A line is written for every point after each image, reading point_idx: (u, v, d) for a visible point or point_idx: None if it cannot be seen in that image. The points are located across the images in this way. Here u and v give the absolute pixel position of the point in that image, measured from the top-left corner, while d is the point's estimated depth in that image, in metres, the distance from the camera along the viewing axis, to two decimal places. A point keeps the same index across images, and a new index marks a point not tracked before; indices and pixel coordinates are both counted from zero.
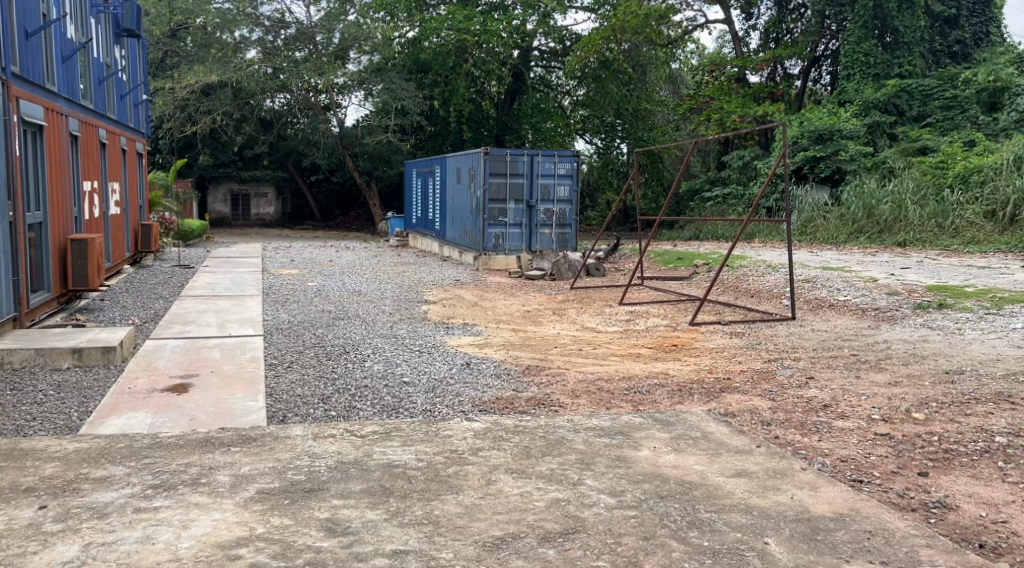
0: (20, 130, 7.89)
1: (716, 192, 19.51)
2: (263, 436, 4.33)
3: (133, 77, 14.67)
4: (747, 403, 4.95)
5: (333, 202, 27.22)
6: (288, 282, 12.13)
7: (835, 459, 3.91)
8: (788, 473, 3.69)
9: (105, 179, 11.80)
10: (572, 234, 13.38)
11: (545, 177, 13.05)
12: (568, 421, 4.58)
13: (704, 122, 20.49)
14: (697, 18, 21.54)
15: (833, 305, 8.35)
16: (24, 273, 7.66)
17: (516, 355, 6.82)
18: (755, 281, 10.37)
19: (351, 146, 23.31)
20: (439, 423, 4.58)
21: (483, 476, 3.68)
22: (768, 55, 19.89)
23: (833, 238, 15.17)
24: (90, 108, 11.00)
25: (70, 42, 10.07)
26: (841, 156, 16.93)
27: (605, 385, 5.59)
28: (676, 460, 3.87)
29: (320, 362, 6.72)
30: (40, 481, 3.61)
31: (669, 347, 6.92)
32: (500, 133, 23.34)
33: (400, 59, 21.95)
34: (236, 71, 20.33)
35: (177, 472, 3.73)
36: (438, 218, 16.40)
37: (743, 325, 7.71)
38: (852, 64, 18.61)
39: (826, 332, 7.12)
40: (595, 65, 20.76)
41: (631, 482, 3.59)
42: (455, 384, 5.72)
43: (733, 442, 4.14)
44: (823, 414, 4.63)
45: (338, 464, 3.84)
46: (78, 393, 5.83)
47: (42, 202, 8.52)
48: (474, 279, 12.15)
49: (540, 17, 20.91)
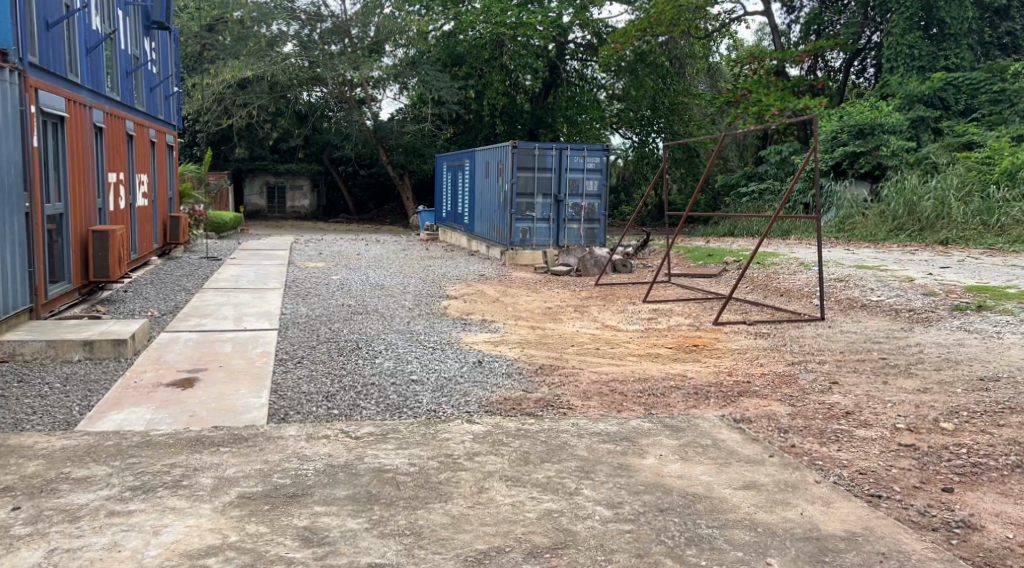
0: (39, 121, 7.85)
1: (752, 188, 19.10)
2: (255, 436, 4.19)
3: (163, 69, 14.71)
4: (765, 408, 4.71)
5: (367, 195, 27.20)
6: (312, 275, 12.06)
7: (853, 470, 3.66)
8: (800, 486, 3.46)
9: (132, 171, 11.81)
10: (601, 229, 13.13)
11: (574, 171, 12.79)
12: (573, 424, 4.37)
13: (743, 115, 20.08)
14: (736, 10, 21.13)
15: (866, 305, 8.00)
16: (41, 264, 7.61)
17: (531, 353, 6.62)
18: (786, 280, 10.02)
19: (385, 139, 23.23)
20: (439, 425, 4.40)
21: (476, 483, 3.50)
22: (808, 47, 19.32)
23: (872, 236, 14.78)
24: (117, 100, 11.00)
25: (95, 33, 10.07)
26: (882, 151, 16.38)
27: (619, 386, 5.37)
28: (682, 469, 3.65)
29: (331, 358, 6.58)
30: (19, 480, 3.51)
31: (690, 347, 6.67)
32: (534, 127, 23.07)
33: (435, 51, 21.76)
34: (272, 64, 20.18)
35: (160, 473, 3.60)
36: (467, 212, 16.23)
37: (770, 325, 7.43)
38: (896, 57, 18.13)
39: (856, 333, 6.82)
40: (632, 56, 20.52)
41: (630, 492, 3.38)
42: (463, 384, 5.54)
43: (745, 452, 3.90)
44: (844, 421, 4.38)
45: (327, 467, 3.69)
46: (85, 386, 5.76)
47: (63, 193, 8.50)
48: (499, 275, 11.96)
49: (577, 9, 20.77)
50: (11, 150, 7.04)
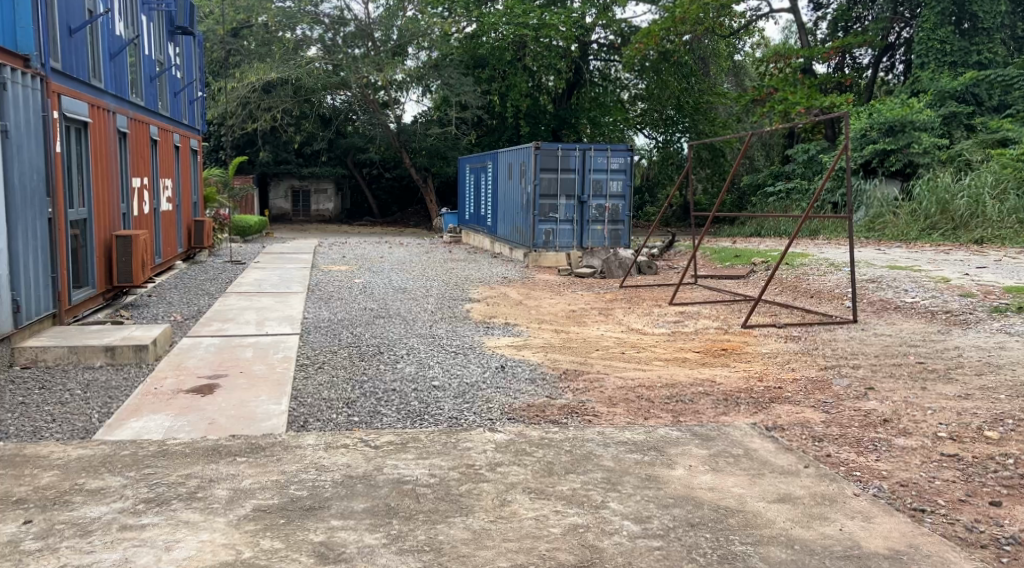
0: (62, 126, 7.83)
1: (779, 187, 18.78)
2: (273, 445, 4.09)
3: (188, 74, 14.75)
4: (798, 415, 4.55)
5: (392, 198, 27.20)
6: (335, 278, 12.00)
7: (894, 482, 3.49)
8: (838, 499, 3.30)
9: (156, 175, 11.82)
10: (626, 230, 12.95)
11: (597, 172, 12.63)
12: (598, 433, 4.23)
13: (769, 113, 19.72)
14: (762, 7, 20.84)
15: (900, 307, 7.78)
16: (65, 270, 7.57)
17: (554, 357, 6.49)
18: (817, 281, 9.81)
19: (408, 142, 23.18)
20: (461, 434, 4.28)
21: (498, 496, 3.38)
22: (836, 43, 18.94)
23: (903, 236, 14.43)
24: (140, 105, 11.00)
25: (119, 38, 10.08)
26: (914, 149, 16.00)
27: (646, 393, 5.22)
28: (712, 481, 3.50)
29: (353, 363, 6.49)
30: (33, 492, 3.44)
31: (718, 351, 6.49)
32: (557, 128, 22.89)
33: (458, 54, 21.73)
34: (297, 68, 20.27)
35: (176, 484, 3.52)
36: (490, 214, 16.12)
37: (800, 327, 7.25)
38: (926, 52, 17.76)
39: (891, 336, 6.62)
40: (655, 56, 20.34)
41: (658, 506, 3.25)
42: (487, 390, 5.43)
43: (779, 462, 3.74)
44: (882, 430, 4.20)
45: (345, 478, 3.58)
46: (105, 393, 5.70)
47: (87, 198, 8.48)
48: (522, 277, 11.83)
49: (600, 9, 20.62)
50: (34, 156, 7.00)
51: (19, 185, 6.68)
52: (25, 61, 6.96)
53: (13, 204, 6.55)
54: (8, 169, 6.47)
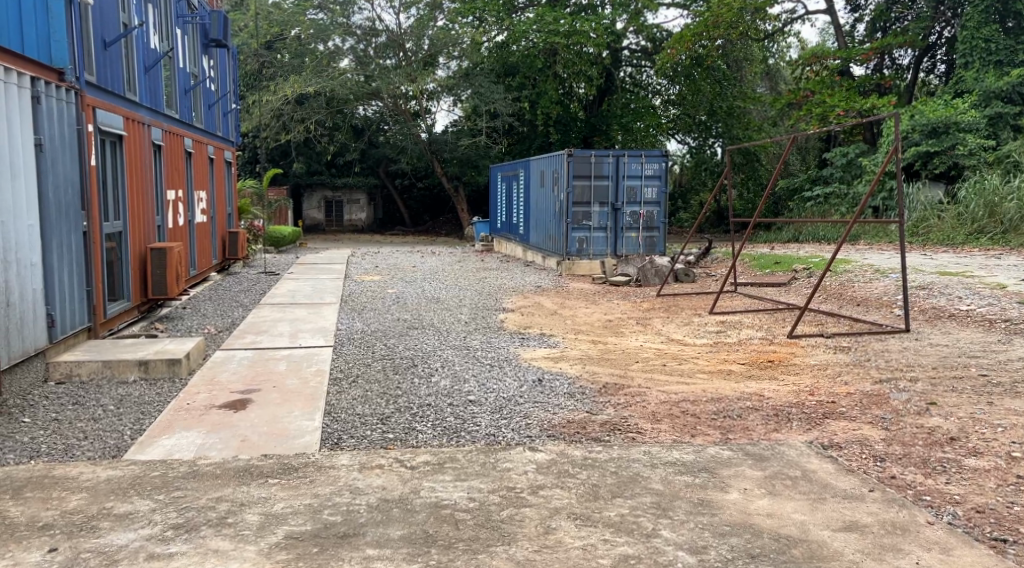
0: (97, 140, 7.80)
1: (817, 192, 18.41)
2: (306, 466, 3.94)
3: (222, 86, 14.76)
4: (856, 432, 4.31)
5: (424, 208, 27.17)
6: (369, 289, 11.90)
7: (969, 509, 3.32)
8: (910, 529, 3.15)
9: (191, 188, 11.82)
10: (661, 236, 12.68)
11: (632, 178, 12.40)
12: (645, 452, 4.02)
13: (805, 117, 19.34)
14: (798, 10, 20.47)
15: (955, 315, 7.47)
16: (100, 283, 7.51)
17: (592, 370, 6.29)
18: (863, 287, 9.51)
19: (440, 151, 23.14)
20: (499, 453, 4.09)
21: (542, 522, 3.22)
22: (876, 44, 18.51)
23: (949, 239, 13.99)
24: (175, 118, 11.00)
25: (153, 51, 10.08)
26: (958, 150, 15.61)
27: (691, 408, 4.99)
28: (771, 506, 3.34)
29: (386, 377, 6.34)
30: (60, 517, 3.32)
31: (765, 363, 6.23)
32: (589, 135, 22.75)
33: (489, 62, 21.57)
34: (330, 80, 20.26)
35: (205, 509, 3.38)
36: (523, 222, 15.93)
37: (850, 338, 6.97)
38: (971, 51, 17.23)
39: (949, 346, 6.33)
40: (688, 61, 19.87)
41: (714, 534, 3.11)
42: (524, 404, 5.24)
43: (840, 485, 3.54)
44: (950, 449, 3.96)
45: (381, 502, 3.42)
46: (138, 409, 5.60)
47: (122, 211, 8.46)
48: (556, 286, 11.62)
49: (632, 15, 20.40)
50: (69, 170, 6.97)
51: (55, 199, 6.65)
52: (59, 74, 6.93)
53: (48, 218, 6.50)
54: (43, 183, 6.43)
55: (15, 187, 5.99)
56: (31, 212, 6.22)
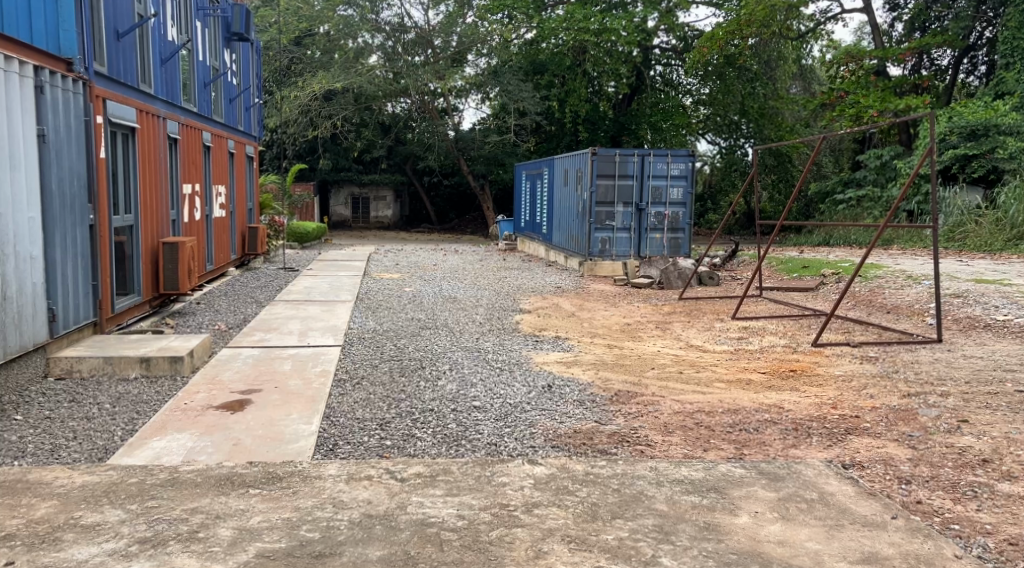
0: (107, 132, 7.66)
1: (849, 194, 17.95)
2: (291, 475, 3.73)
3: (244, 80, 14.62)
4: (880, 450, 4.02)
5: (449, 205, 27.00)
6: (386, 287, 11.70)
7: (1002, 540, 3.04)
8: (935, 562, 2.89)
9: (208, 182, 11.68)
10: (685, 238, 12.36)
11: (656, 178, 12.10)
12: (651, 468, 3.75)
13: (839, 118, 18.88)
14: (833, 9, 19.96)
15: (991, 326, 7.10)
16: (107, 277, 7.37)
17: (606, 376, 6.03)
18: (895, 294, 9.13)
19: (466, 149, 22.94)
20: (497, 465, 3.84)
21: (533, 545, 2.99)
22: (913, 43, 18.01)
23: (986, 246, 13.52)
24: (193, 110, 10.87)
25: (170, 43, 9.94)
26: (998, 154, 15.12)
27: (705, 419, 4.72)
28: (783, 533, 3.08)
29: (392, 379, 6.12)
30: (24, 527, 3.14)
31: (787, 373, 5.93)
32: (617, 134, 22.41)
33: (518, 60, 21.23)
34: (358, 76, 20.12)
35: (178, 520, 3.19)
36: (546, 221, 15.68)
37: (878, 347, 6.64)
38: (1012, 52, 16.62)
39: (984, 358, 5.99)
40: (719, 61, 19.43)
41: (719, 564, 2.87)
42: (531, 412, 4.99)
43: (859, 510, 3.27)
44: (982, 472, 3.66)
45: (365, 518, 3.21)
46: (134, 407, 5.44)
47: (133, 205, 8.33)
48: (576, 287, 11.35)
49: (662, 13, 19.97)
50: (75, 162, 6.84)
51: (59, 191, 6.51)
52: (67, 64, 6.80)
53: (51, 210, 6.36)
54: (45, 175, 6.28)
55: (15, 179, 5.84)
56: (32, 205, 6.08)
